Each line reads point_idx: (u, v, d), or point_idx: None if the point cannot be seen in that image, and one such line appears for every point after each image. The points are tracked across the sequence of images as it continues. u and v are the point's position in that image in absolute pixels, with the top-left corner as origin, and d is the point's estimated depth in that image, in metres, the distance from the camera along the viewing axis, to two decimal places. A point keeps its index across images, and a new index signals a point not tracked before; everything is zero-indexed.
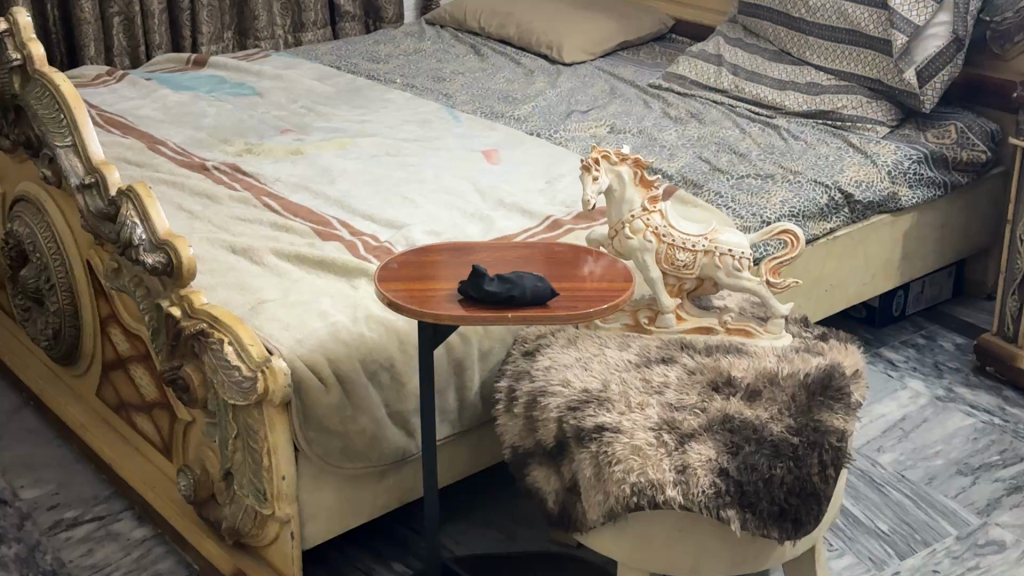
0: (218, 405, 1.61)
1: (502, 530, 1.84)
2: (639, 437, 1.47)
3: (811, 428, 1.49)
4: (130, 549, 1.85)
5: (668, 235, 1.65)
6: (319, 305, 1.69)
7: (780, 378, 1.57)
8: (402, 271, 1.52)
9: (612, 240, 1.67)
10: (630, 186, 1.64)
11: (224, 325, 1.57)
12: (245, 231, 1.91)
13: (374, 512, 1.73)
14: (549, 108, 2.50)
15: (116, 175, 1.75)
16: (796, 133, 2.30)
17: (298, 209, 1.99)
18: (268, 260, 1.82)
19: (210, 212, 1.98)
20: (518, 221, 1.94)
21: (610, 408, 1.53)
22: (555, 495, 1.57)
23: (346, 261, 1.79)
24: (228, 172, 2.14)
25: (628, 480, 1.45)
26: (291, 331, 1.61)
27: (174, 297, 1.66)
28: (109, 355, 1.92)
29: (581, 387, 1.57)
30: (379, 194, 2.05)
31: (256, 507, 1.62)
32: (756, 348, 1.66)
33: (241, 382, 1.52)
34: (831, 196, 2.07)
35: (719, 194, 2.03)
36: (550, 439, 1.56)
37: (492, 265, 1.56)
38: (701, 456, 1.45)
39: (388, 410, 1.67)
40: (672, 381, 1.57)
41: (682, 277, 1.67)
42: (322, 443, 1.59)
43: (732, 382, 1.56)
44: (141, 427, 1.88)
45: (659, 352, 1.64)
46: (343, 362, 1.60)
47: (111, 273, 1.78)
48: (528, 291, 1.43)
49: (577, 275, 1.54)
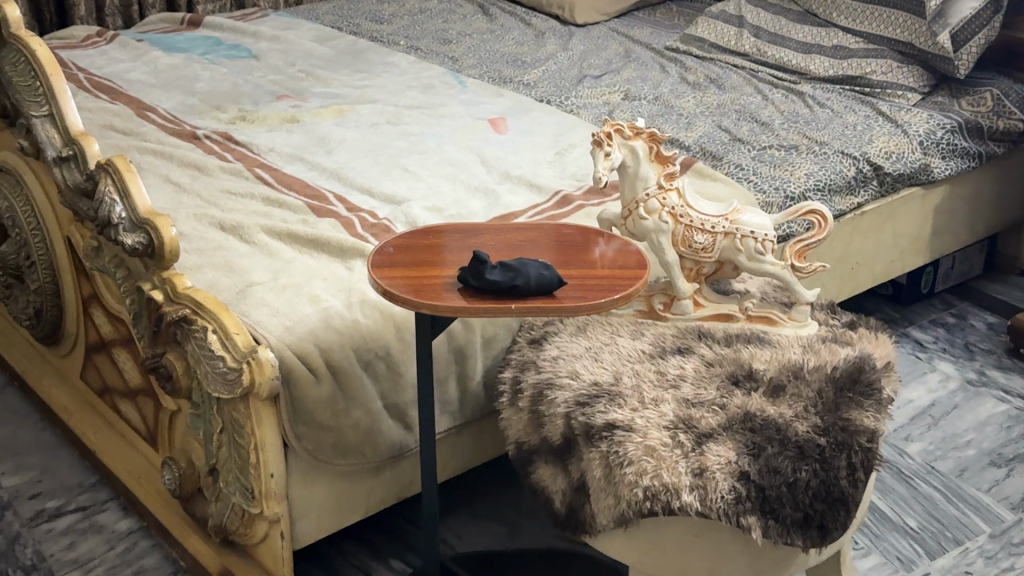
0: (202, 397, 1.51)
1: (504, 524, 1.74)
2: (653, 437, 1.37)
3: (839, 428, 1.38)
4: (115, 543, 1.75)
5: (686, 215, 1.53)
6: (312, 289, 1.58)
7: (805, 371, 1.45)
8: (398, 256, 1.40)
9: (625, 221, 1.55)
10: (644, 162, 1.53)
11: (209, 312, 1.47)
12: (236, 206, 1.80)
13: (370, 509, 1.62)
14: (560, 72, 2.38)
15: (96, 147, 1.65)
16: (822, 99, 2.17)
17: (293, 182, 1.88)
18: (258, 238, 1.71)
19: (199, 185, 1.87)
20: (526, 196, 1.83)
21: (622, 404, 1.42)
22: (562, 496, 1.46)
23: (341, 241, 1.68)
24: (219, 141, 2.03)
25: (640, 484, 1.35)
26: (280, 317, 1.51)
27: (157, 280, 1.56)
28: (92, 338, 1.81)
29: (591, 380, 1.47)
30: (379, 165, 1.94)
31: (243, 506, 1.51)
32: (779, 336, 1.53)
33: (226, 373, 1.42)
34: (859, 168, 1.96)
35: (739, 166, 1.92)
36: (557, 436, 1.46)
37: (495, 250, 1.44)
38: (720, 458, 1.34)
39: (386, 403, 1.56)
40: (689, 374, 1.46)
41: (699, 261, 1.55)
42: (313, 438, 1.49)
43: (754, 376, 1.45)
44: (125, 413, 1.77)
45: (675, 342, 1.53)
46: (337, 353, 1.49)
47: (92, 253, 1.67)
48: (531, 280, 1.32)
49: (588, 260, 1.42)
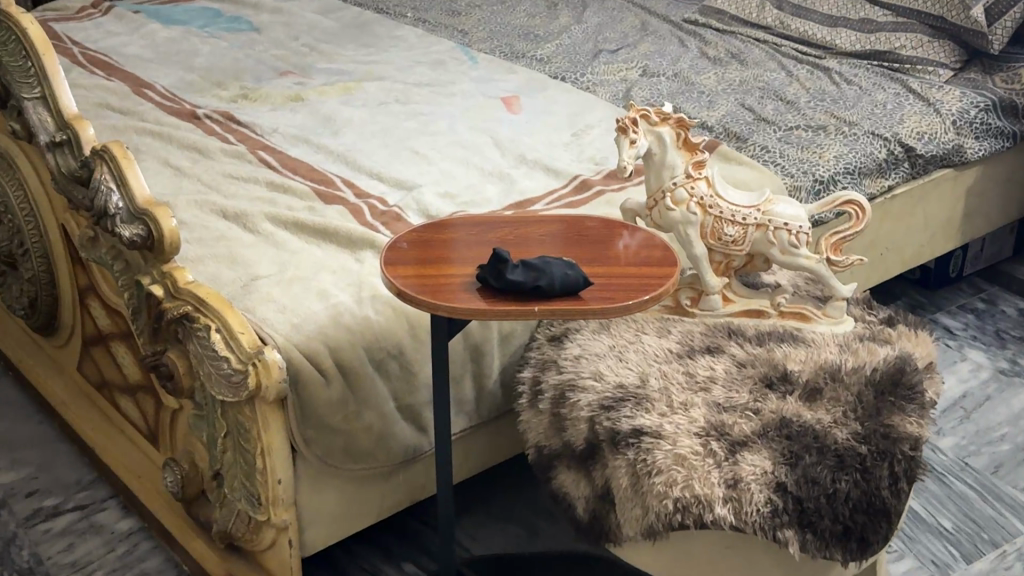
0: (206, 398, 1.43)
1: (521, 525, 1.67)
2: (683, 444, 1.29)
3: (880, 435, 1.30)
4: (115, 544, 1.67)
5: (715, 206, 1.44)
6: (319, 283, 1.50)
7: (842, 373, 1.38)
8: (412, 252, 1.32)
9: (650, 211, 1.47)
10: (672, 149, 1.44)
11: (212, 310, 1.39)
12: (238, 192, 1.72)
13: (383, 513, 1.55)
14: (575, 47, 2.29)
15: (91, 132, 1.56)
16: (849, 75, 2.08)
17: (298, 166, 1.79)
18: (263, 227, 1.63)
19: (200, 169, 1.78)
20: (542, 181, 1.74)
21: (649, 409, 1.35)
22: (585, 503, 1.39)
23: (349, 230, 1.60)
24: (221, 121, 1.94)
25: (670, 496, 1.27)
26: (287, 315, 1.43)
27: (156, 273, 1.48)
28: (89, 330, 1.73)
29: (616, 382, 1.39)
30: (387, 147, 1.85)
31: (249, 512, 1.43)
32: (814, 335, 1.46)
33: (230, 376, 1.34)
34: (891, 150, 1.87)
35: (765, 148, 1.84)
36: (580, 441, 1.38)
37: (513, 244, 1.35)
38: (756, 468, 1.27)
39: (398, 403, 1.48)
40: (720, 375, 1.39)
41: (730, 254, 1.47)
42: (323, 443, 1.41)
43: (788, 378, 1.37)
44: (125, 408, 1.69)
45: (703, 340, 1.45)
46: (348, 353, 1.42)
47: (88, 243, 1.59)
48: (556, 282, 1.23)
49: (613, 255, 1.34)
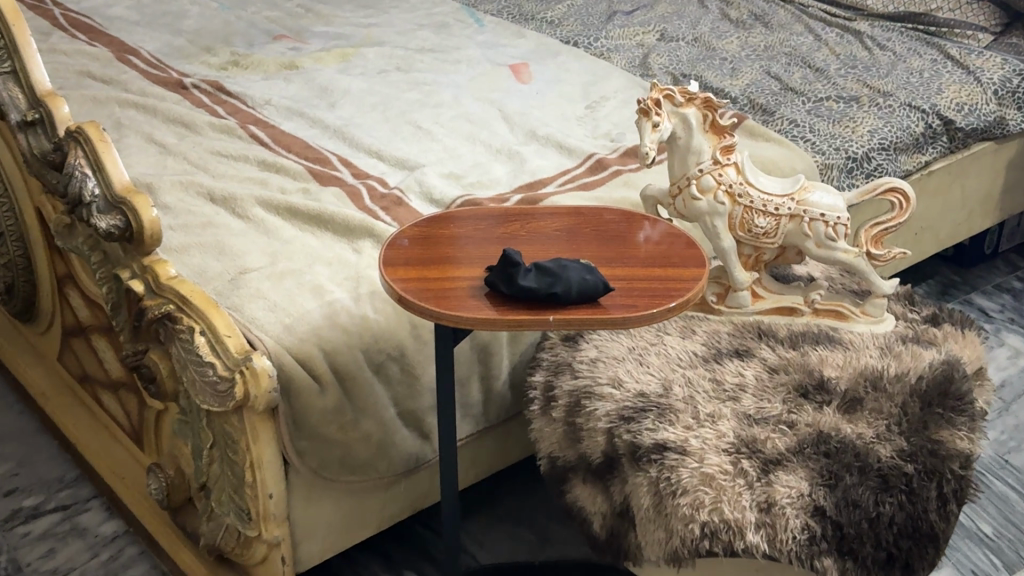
0: (190, 407, 1.31)
1: (532, 530, 1.56)
2: (711, 463, 1.18)
3: (927, 452, 1.19)
4: (98, 550, 1.56)
5: (745, 195, 1.32)
6: (314, 278, 1.38)
7: (884, 381, 1.26)
8: (415, 251, 1.20)
9: (673, 199, 1.35)
10: (697, 132, 1.32)
11: (196, 310, 1.28)
12: (227, 173, 1.59)
13: (383, 523, 1.44)
14: (587, 8, 2.16)
15: (66, 110, 1.44)
16: (882, 41, 1.96)
17: (291, 142, 1.67)
18: (253, 213, 1.50)
19: (186, 146, 1.66)
20: (555, 159, 1.62)
21: (674, 421, 1.23)
22: (603, 519, 1.29)
23: (346, 217, 1.48)
24: (209, 91, 1.82)
25: (697, 520, 1.16)
26: (278, 314, 1.31)
27: (136, 267, 1.36)
28: (69, 321, 1.61)
29: (637, 390, 1.28)
30: (387, 122, 1.73)
31: (238, 528, 1.32)
32: (851, 336, 1.34)
33: (216, 384, 1.23)
34: (928, 123, 1.74)
35: (794, 122, 1.71)
36: (597, 455, 1.27)
37: (523, 241, 1.23)
38: (791, 491, 1.15)
39: (400, 409, 1.37)
40: (750, 383, 1.27)
41: (760, 246, 1.35)
42: (317, 454, 1.30)
43: (825, 387, 1.26)
44: (107, 404, 1.58)
45: (731, 342, 1.33)
46: (344, 357, 1.30)
47: (64, 231, 1.46)
48: (573, 288, 1.11)
49: (632, 251, 1.22)
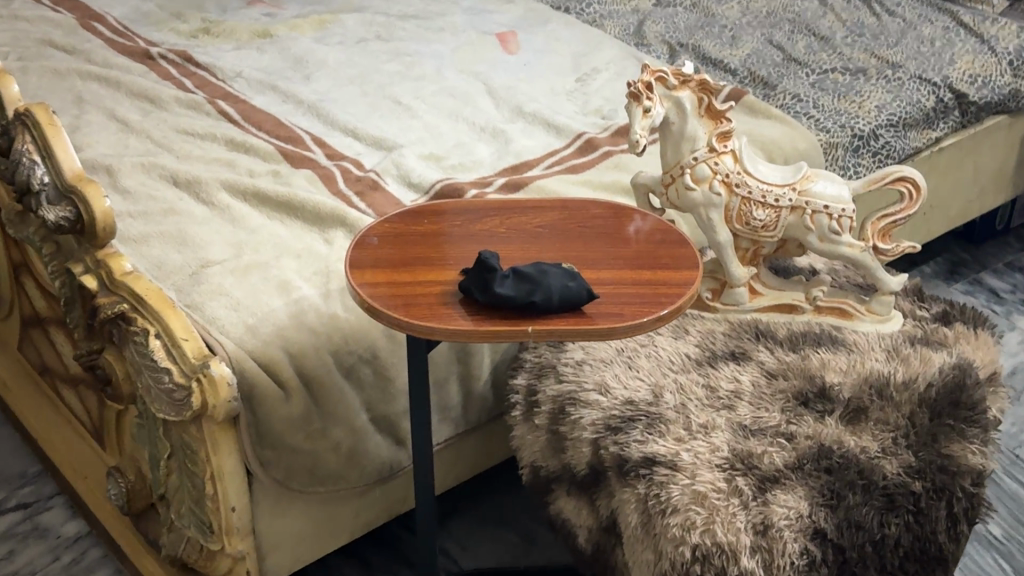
0: (145, 415, 1.22)
1: (519, 533, 1.49)
2: (704, 480, 1.09)
3: (937, 468, 1.10)
4: (60, 553, 1.48)
5: (743, 185, 1.23)
6: (281, 271, 1.29)
7: (891, 389, 1.17)
8: (385, 251, 1.11)
9: (666, 188, 1.26)
10: (692, 117, 1.22)
11: (151, 310, 1.18)
12: (193, 153, 1.50)
13: (358, 531, 1.36)
14: None
15: (15, 89, 1.34)
16: (892, 7, 1.90)
17: (262, 119, 1.57)
18: (218, 198, 1.41)
19: (150, 123, 1.56)
20: (542, 139, 1.52)
21: (664, 433, 1.14)
22: (588, 533, 1.20)
23: (317, 204, 1.38)
24: (177, 62, 1.72)
25: (688, 542, 1.06)
26: (241, 313, 1.22)
27: (90, 261, 1.26)
28: (27, 311, 1.52)
29: (625, 397, 1.19)
30: (365, 96, 1.63)
31: (200, 541, 1.24)
32: (856, 336, 1.25)
33: (172, 393, 1.14)
34: (940, 97, 1.65)
35: (796, 96, 1.62)
36: (583, 466, 1.18)
37: (502, 239, 1.14)
38: (790, 512, 1.06)
39: (373, 415, 1.28)
40: (747, 390, 1.18)
41: (758, 240, 1.26)
42: (283, 464, 1.21)
43: (827, 395, 1.17)
44: (68, 399, 1.49)
45: (728, 344, 1.24)
46: (311, 361, 1.21)
47: (16, 218, 1.37)
48: (554, 297, 1.02)
49: (620, 250, 1.13)
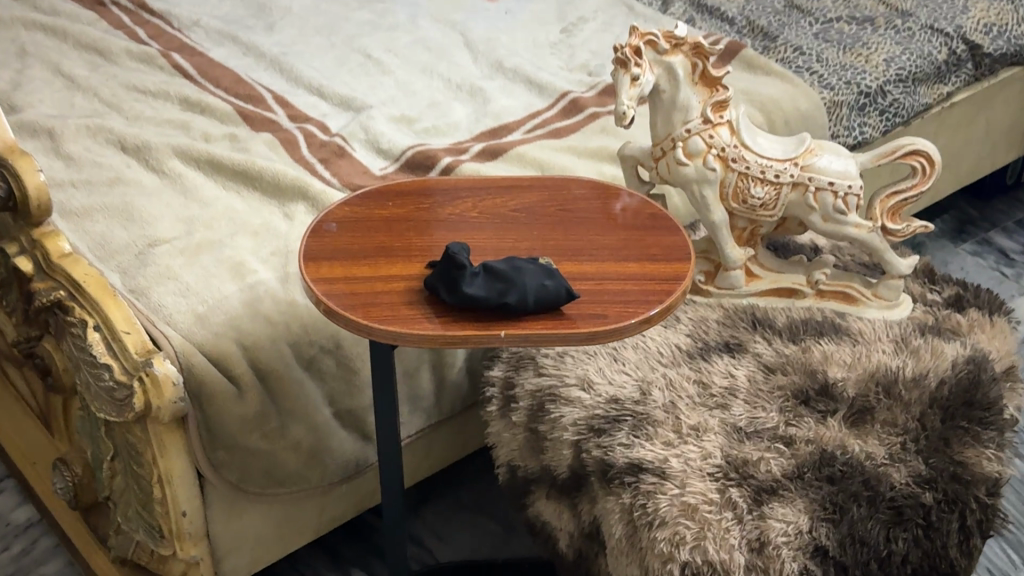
0: (87, 412, 1.12)
1: (499, 520, 1.40)
2: (695, 490, 0.99)
3: (950, 476, 1.01)
4: (8, 543, 1.39)
5: (741, 161, 1.12)
6: (235, 252, 1.18)
7: (900, 386, 1.08)
8: (343, 239, 1.00)
9: (656, 162, 1.15)
10: (685, 85, 1.11)
11: (91, 300, 1.06)
12: (144, 113, 1.38)
13: (323, 527, 1.28)
14: None
15: None
16: None
17: (220, 73, 1.46)
18: (170, 166, 1.30)
19: (98, 79, 1.44)
20: (522, 99, 1.42)
21: (651, 436, 1.04)
22: (569, 539, 1.11)
23: (276, 173, 1.27)
24: (130, 10, 1.60)
25: (678, 558, 0.96)
26: (191, 300, 1.11)
27: (25, 240, 1.14)
28: None
29: (610, 395, 1.09)
30: (332, 49, 1.52)
31: (149, 545, 1.14)
32: (861, 324, 1.15)
33: (113, 391, 1.03)
34: (952, 49, 1.53)
35: (798, 48, 1.51)
36: (563, 469, 1.09)
37: (473, 224, 1.03)
38: (788, 527, 0.96)
39: (336, 410, 1.19)
40: (742, 386, 1.09)
41: (756, 219, 1.15)
42: (237, 466, 1.12)
43: (830, 393, 1.07)
44: (10, 381, 1.38)
45: (722, 334, 1.15)
46: (267, 354, 1.11)
47: None
48: (530, 298, 0.91)
49: (603, 238, 1.02)
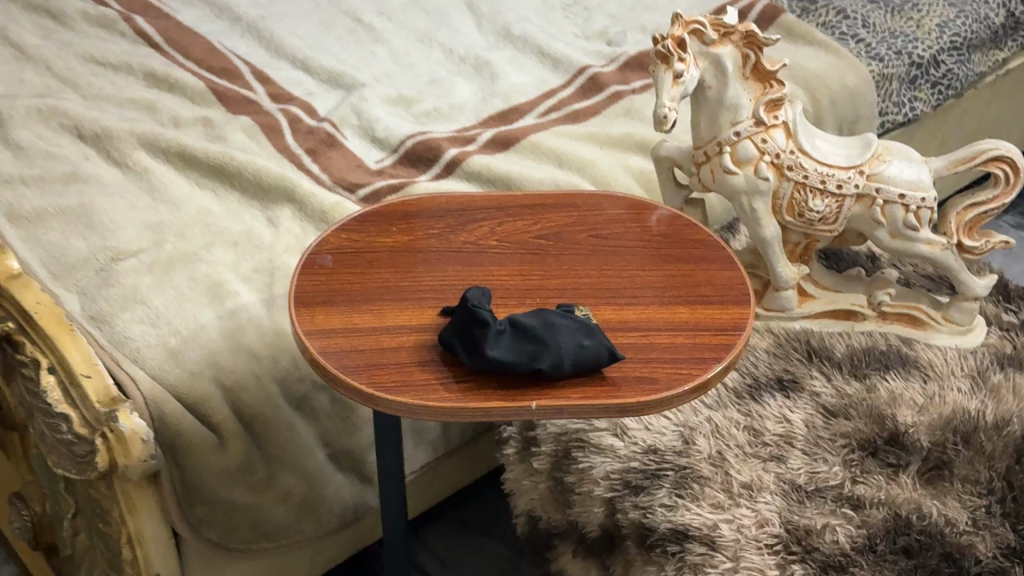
0: (42, 464, 0.97)
1: (507, 543, 1.27)
2: (750, 565, 0.83)
3: None
4: None
5: (798, 168, 0.96)
6: (212, 267, 1.02)
7: (978, 433, 0.95)
8: (341, 277, 0.85)
9: (698, 167, 0.99)
10: (734, 81, 0.94)
11: (42, 335, 0.88)
12: (103, 91, 1.21)
13: (317, 570, 1.14)
14: None
15: None
16: None
17: (190, 41, 1.29)
18: (135, 158, 1.13)
19: (50, 48, 1.27)
20: (534, 74, 1.28)
21: (698, 497, 0.89)
22: None
23: (258, 170, 1.11)
24: None
25: None
26: (160, 330, 0.95)
27: None
28: None
29: (647, 444, 0.94)
30: (318, 12, 1.38)
31: None
32: (929, 355, 1.04)
33: (73, 447, 0.85)
34: (1010, 10, 1.40)
35: (840, 10, 1.35)
36: (594, 529, 0.95)
37: (493, 257, 0.88)
38: None
39: (331, 450, 1.04)
40: (799, 433, 0.95)
41: (812, 233, 1.01)
42: (219, 521, 0.97)
43: (900, 444, 0.94)
44: None
45: (773, 369, 1.02)
46: (250, 395, 0.95)
47: None
48: (567, 361, 0.75)
49: (644, 274, 0.87)
